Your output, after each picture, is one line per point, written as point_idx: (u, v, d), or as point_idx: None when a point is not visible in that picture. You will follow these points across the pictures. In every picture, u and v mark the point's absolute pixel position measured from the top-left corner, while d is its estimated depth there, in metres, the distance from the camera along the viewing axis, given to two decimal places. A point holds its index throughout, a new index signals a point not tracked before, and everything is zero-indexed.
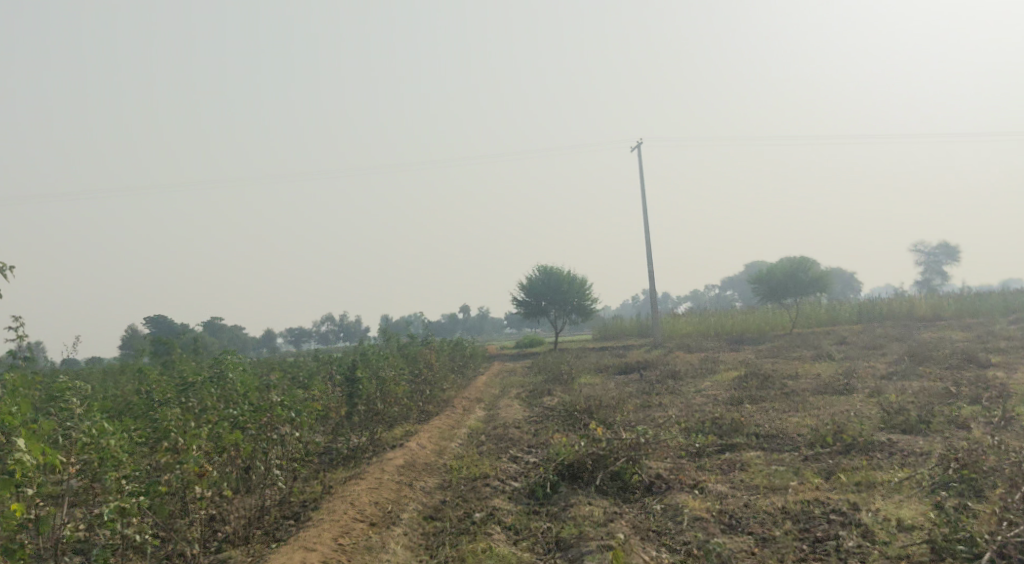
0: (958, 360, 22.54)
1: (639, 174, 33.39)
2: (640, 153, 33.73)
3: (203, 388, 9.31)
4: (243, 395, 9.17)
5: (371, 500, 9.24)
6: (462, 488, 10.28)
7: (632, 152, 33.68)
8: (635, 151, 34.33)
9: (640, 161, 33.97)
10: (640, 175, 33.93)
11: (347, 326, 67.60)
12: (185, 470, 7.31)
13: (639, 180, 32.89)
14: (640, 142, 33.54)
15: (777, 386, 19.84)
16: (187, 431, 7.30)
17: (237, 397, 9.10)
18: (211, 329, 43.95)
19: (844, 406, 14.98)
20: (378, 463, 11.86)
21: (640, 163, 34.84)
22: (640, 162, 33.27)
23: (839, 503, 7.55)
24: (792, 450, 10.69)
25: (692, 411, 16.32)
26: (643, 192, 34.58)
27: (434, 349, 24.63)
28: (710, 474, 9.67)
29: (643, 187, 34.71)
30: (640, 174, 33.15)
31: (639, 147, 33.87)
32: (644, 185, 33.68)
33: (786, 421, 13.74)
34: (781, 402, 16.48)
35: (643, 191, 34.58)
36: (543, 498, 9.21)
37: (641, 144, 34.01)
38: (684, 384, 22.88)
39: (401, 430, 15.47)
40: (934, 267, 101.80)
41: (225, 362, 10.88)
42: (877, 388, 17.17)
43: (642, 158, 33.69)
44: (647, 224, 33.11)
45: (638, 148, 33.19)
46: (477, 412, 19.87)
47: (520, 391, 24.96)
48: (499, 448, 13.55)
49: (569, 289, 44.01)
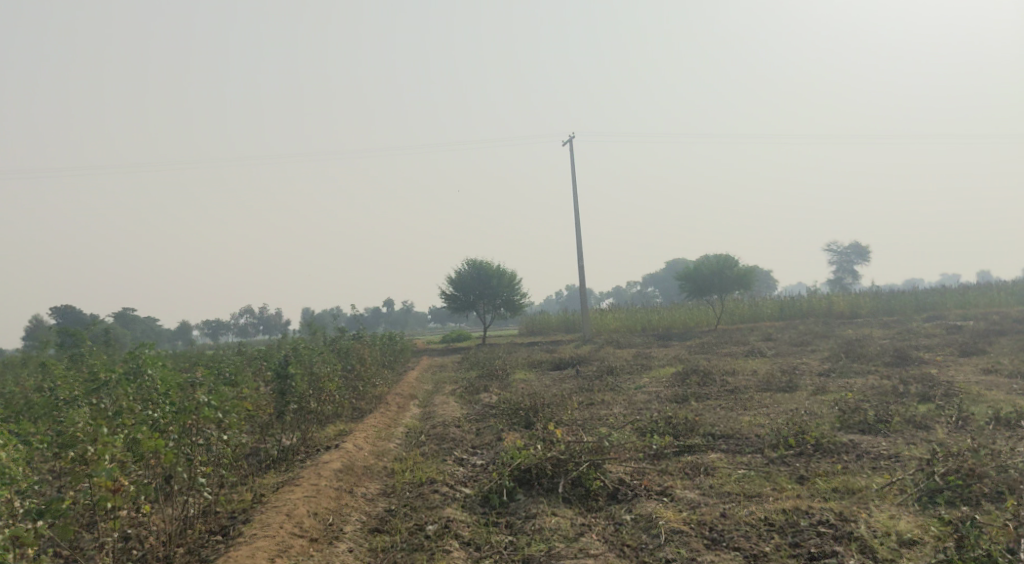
0: (891, 357, 22.69)
1: (570, 167, 32.87)
2: (571, 147, 33.19)
3: (116, 386, 8.21)
4: (164, 395, 8.09)
5: (309, 511, 8.32)
6: (408, 495, 9.51)
7: (563, 145, 33.11)
8: (567, 145, 33.89)
9: (572, 155, 33.52)
10: (570, 170, 33.45)
11: (267, 319, 65.44)
12: (95, 486, 6.27)
13: (571, 175, 32.41)
14: (572, 136, 33.00)
15: (718, 383, 19.56)
16: (99, 441, 6.25)
17: (157, 396, 8.01)
18: (122, 319, 41.73)
19: (792, 404, 14.71)
20: (312, 467, 10.93)
21: (571, 157, 34.34)
22: (571, 156, 32.73)
23: (824, 512, 7.05)
24: (754, 452, 10.20)
25: (639, 409, 15.78)
26: (575, 187, 34.09)
27: (365, 343, 23.64)
28: (674, 479, 9.10)
29: (574, 182, 34.26)
30: (572, 168, 32.63)
31: (570, 143, 33.30)
32: (575, 178, 33.21)
33: (738, 419, 13.35)
34: (728, 400, 16.10)
35: (575, 186, 34.12)
36: (499, 507, 8.49)
37: (572, 139, 33.51)
38: (623, 381, 22.44)
39: (333, 429, 14.50)
40: (847, 266, 104.98)
41: (142, 356, 9.75)
42: (821, 386, 16.97)
43: (572, 152, 33.15)
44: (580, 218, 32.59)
45: (572, 141, 32.71)
46: (413, 410, 19.06)
47: (456, 387, 24.20)
48: (441, 449, 12.74)
49: (498, 283, 43.35)
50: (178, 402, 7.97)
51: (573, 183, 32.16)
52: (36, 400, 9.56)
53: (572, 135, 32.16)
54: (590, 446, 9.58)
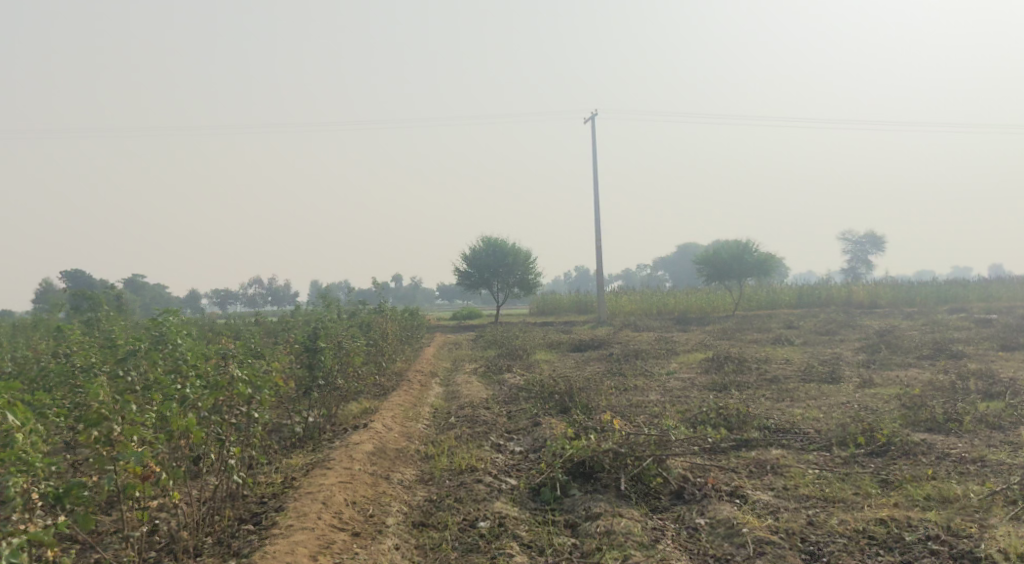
0: (930, 349, 21.84)
1: (591, 144, 31.82)
2: (593, 123, 32.26)
3: (143, 358, 7.48)
4: (193, 368, 7.38)
5: (347, 500, 7.63)
6: (448, 484, 8.84)
7: (584, 121, 31.97)
8: (587, 122, 32.81)
9: (594, 131, 32.55)
10: (591, 148, 32.44)
11: (275, 290, 64.93)
12: (124, 471, 5.55)
13: (592, 150, 31.30)
14: (594, 112, 31.89)
15: (754, 372, 18.85)
16: (127, 422, 5.51)
17: (186, 369, 7.27)
18: (132, 285, 41.27)
19: (843, 397, 13.97)
20: (342, 448, 10.22)
21: (591, 135, 33.31)
22: (593, 131, 31.57)
23: (929, 524, 6.30)
24: (821, 450, 9.44)
25: (677, 398, 15.01)
26: (596, 166, 33.20)
27: (384, 317, 22.96)
28: (741, 478, 8.34)
29: (595, 160, 33.37)
30: (593, 144, 31.52)
31: (593, 118, 32.28)
32: (595, 155, 32.28)
33: (787, 412, 12.62)
34: (770, 391, 15.32)
35: (596, 164, 33.24)
36: (553, 503, 7.80)
37: (594, 114, 32.41)
38: (651, 366, 21.68)
39: (358, 407, 13.84)
40: (860, 256, 104.02)
41: (166, 325, 9.03)
42: (868, 378, 16.16)
43: (595, 127, 32.22)
44: (601, 197, 31.77)
45: (594, 115, 31.57)
46: (435, 388, 18.41)
47: (476, 366, 23.54)
48: (474, 433, 12.01)
49: (513, 261, 42.56)
50: (207, 375, 7.25)
51: (594, 159, 31.15)
52: (53, 366, 8.87)
53: (595, 110, 31.26)
54: (648, 439, 8.79)
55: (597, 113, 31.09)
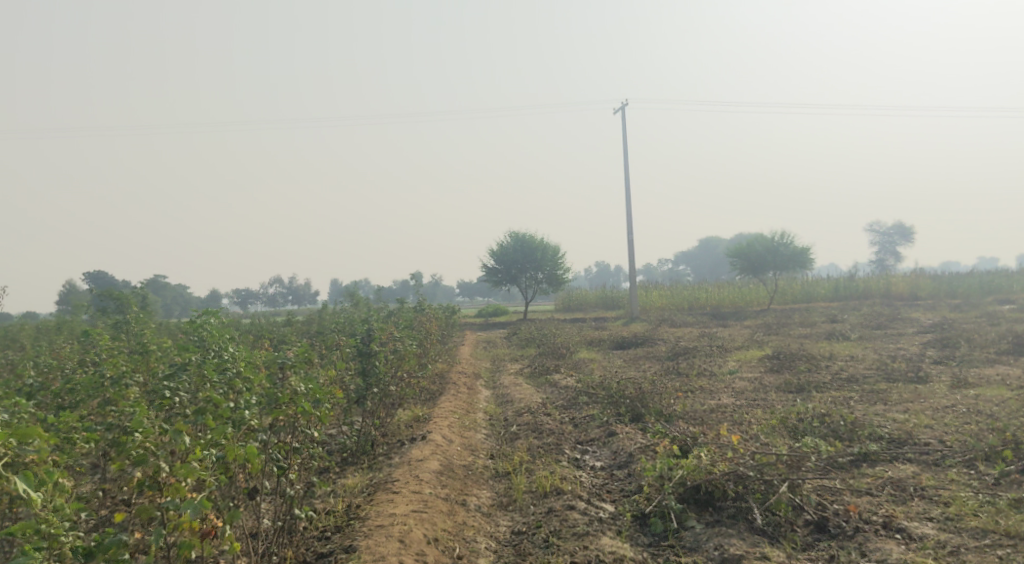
0: (1006, 345, 20.40)
1: (623, 136, 30.34)
2: (624, 112, 31.04)
3: (189, 373, 6.44)
4: (247, 386, 6.30)
5: (427, 536, 6.52)
6: (536, 511, 7.65)
7: (615, 113, 30.51)
8: (616, 113, 31.55)
9: (624, 121, 31.33)
10: (623, 139, 30.97)
11: (295, 290, 64.10)
12: (175, 524, 4.53)
13: (624, 141, 30.01)
14: (624, 102, 30.46)
15: (826, 371, 17.50)
16: (180, 465, 4.47)
17: (240, 387, 6.20)
18: (153, 285, 40.43)
19: (946, 400, 12.63)
20: (404, 466, 9.01)
21: (622, 127, 31.81)
22: (624, 122, 30.38)
23: None
24: (964, 468, 8.16)
25: (755, 403, 13.69)
26: (628, 158, 32.00)
27: (421, 313, 21.80)
28: (889, 504, 6.99)
29: (626, 152, 32.15)
30: (625, 135, 30.32)
31: (623, 109, 30.66)
32: (626, 146, 31.06)
33: (894, 418, 11.30)
34: (857, 394, 13.93)
35: (627, 156, 32.03)
36: (669, 538, 6.58)
37: (624, 104, 31.16)
38: (710, 364, 20.31)
39: (410, 414, 12.65)
40: (888, 248, 101.89)
41: (206, 331, 7.90)
42: (962, 378, 14.71)
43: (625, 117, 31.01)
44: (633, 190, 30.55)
45: (625, 106, 30.40)
46: (482, 391, 17.23)
47: (519, 366, 22.32)
48: (545, 444, 10.76)
49: (543, 256, 41.24)
50: (261, 393, 6.20)
51: (626, 151, 29.87)
52: (82, 377, 7.80)
53: (626, 101, 30.16)
54: (774, 457, 7.39)
55: (628, 103, 29.96)
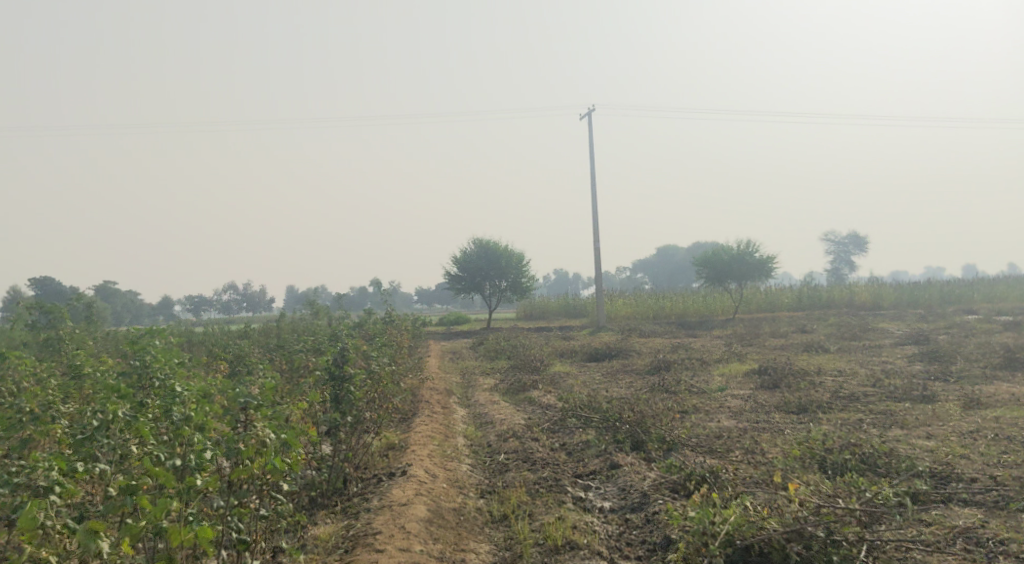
0: (997, 357, 19.62)
1: (591, 141, 29.26)
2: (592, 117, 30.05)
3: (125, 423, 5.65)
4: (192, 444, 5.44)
5: None
6: None
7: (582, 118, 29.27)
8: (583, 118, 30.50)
9: (590, 128, 30.42)
10: (591, 144, 29.78)
11: (249, 297, 61.86)
12: None
13: (592, 146, 28.99)
14: (592, 108, 29.58)
15: (821, 388, 16.50)
16: None
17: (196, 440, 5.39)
18: (101, 292, 38.23)
19: (967, 425, 11.69)
20: (387, 511, 7.68)
21: (590, 132, 30.58)
22: (592, 128, 29.43)
23: None
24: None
25: (760, 426, 12.59)
26: (594, 165, 30.91)
27: (387, 323, 20.34)
28: None
29: (593, 158, 31.03)
30: (593, 142, 29.32)
31: (590, 114, 29.72)
32: (593, 152, 30.00)
33: (922, 445, 10.30)
34: (869, 415, 12.90)
35: (594, 162, 30.93)
36: None
37: (591, 110, 30.18)
38: (695, 379, 19.20)
39: (383, 442, 11.27)
40: (843, 256, 102.71)
41: (149, 356, 6.74)
42: (974, 398, 13.76)
43: (592, 122, 30.09)
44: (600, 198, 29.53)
45: (591, 111, 29.49)
46: (457, 410, 15.90)
47: (492, 381, 21.00)
48: (542, 479, 9.49)
49: (507, 264, 39.99)
50: (210, 450, 5.36)
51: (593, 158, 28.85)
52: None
53: (593, 108, 29.55)
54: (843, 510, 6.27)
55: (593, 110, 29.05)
